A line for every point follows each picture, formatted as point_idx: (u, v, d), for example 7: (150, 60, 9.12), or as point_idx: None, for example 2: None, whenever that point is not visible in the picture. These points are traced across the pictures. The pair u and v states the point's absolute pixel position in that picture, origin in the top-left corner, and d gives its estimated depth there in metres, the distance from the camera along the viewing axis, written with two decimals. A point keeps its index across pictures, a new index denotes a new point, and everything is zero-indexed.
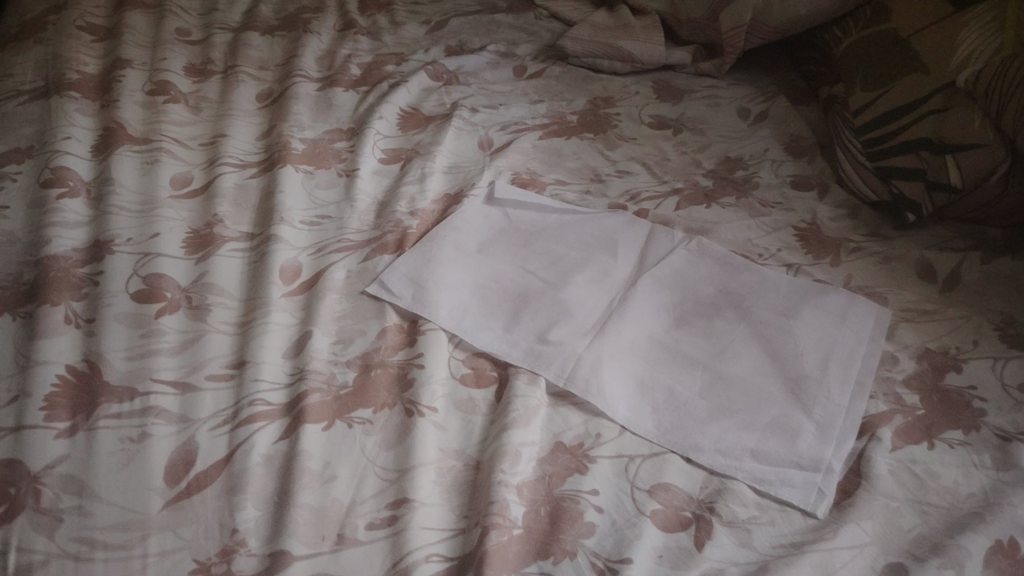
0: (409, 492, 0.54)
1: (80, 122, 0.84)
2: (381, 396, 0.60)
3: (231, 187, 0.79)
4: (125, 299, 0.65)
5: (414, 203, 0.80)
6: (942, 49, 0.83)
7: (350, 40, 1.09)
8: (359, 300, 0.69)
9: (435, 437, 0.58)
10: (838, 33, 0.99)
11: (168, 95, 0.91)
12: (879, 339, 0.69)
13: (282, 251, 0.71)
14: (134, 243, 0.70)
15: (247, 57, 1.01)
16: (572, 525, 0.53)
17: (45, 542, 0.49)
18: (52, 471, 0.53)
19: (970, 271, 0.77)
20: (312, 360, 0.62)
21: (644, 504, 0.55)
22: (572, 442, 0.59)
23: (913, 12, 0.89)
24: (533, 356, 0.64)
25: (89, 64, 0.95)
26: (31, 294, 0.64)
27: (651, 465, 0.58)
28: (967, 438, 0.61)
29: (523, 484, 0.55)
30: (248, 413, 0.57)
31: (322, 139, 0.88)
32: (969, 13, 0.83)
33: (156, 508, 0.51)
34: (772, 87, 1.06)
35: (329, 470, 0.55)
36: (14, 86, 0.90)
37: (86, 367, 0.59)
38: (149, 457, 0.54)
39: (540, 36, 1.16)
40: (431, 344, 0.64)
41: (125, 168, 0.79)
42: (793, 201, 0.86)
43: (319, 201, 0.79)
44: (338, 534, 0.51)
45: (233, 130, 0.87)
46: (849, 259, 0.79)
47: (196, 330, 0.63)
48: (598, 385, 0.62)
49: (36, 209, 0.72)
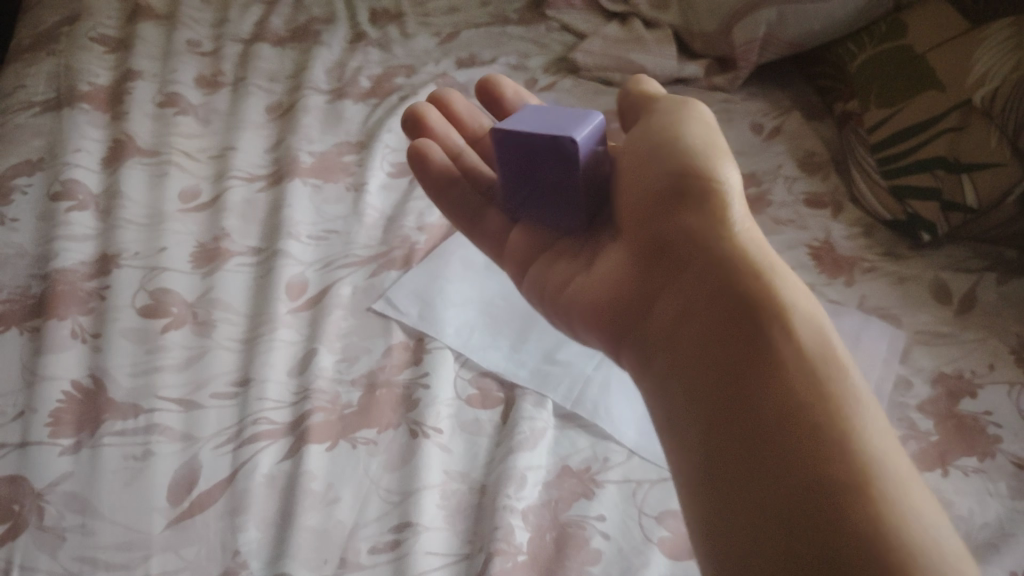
0: (413, 515, 0.53)
1: (91, 134, 0.85)
2: (386, 416, 0.60)
3: (239, 201, 0.79)
4: (132, 314, 0.65)
5: (422, 218, 0.80)
6: (958, 66, 0.81)
7: (361, 52, 1.09)
8: (365, 317, 0.68)
9: (440, 459, 0.57)
10: (852, 49, 0.98)
11: (178, 106, 0.91)
12: (893, 363, 0.68)
13: (289, 267, 0.71)
14: (141, 257, 0.70)
15: (258, 69, 1.01)
16: (578, 552, 0.52)
17: (48, 561, 0.49)
18: (55, 489, 0.52)
19: (986, 292, 0.76)
20: (317, 378, 0.61)
21: (652, 531, 0.54)
22: (579, 466, 0.58)
23: (929, 28, 0.88)
24: (540, 378, 0.64)
25: (101, 76, 0.95)
26: (39, 308, 0.64)
27: (660, 491, 0.57)
28: (982, 465, 0.60)
29: (529, 508, 0.55)
30: (252, 432, 0.57)
31: (331, 152, 0.88)
32: (986, 29, 0.81)
33: (159, 528, 0.51)
34: (786, 102, 1.05)
35: (333, 491, 0.54)
36: (26, 97, 0.90)
37: (91, 383, 0.59)
38: (152, 476, 0.54)
39: (551, 49, 1.16)
40: (437, 363, 0.64)
41: (134, 182, 0.79)
42: (806, 219, 0.85)
43: (327, 215, 0.79)
44: (341, 558, 0.51)
45: (242, 143, 0.87)
46: (863, 279, 0.78)
47: (202, 346, 0.63)
48: (606, 409, 0.62)
49: (45, 221, 0.73)
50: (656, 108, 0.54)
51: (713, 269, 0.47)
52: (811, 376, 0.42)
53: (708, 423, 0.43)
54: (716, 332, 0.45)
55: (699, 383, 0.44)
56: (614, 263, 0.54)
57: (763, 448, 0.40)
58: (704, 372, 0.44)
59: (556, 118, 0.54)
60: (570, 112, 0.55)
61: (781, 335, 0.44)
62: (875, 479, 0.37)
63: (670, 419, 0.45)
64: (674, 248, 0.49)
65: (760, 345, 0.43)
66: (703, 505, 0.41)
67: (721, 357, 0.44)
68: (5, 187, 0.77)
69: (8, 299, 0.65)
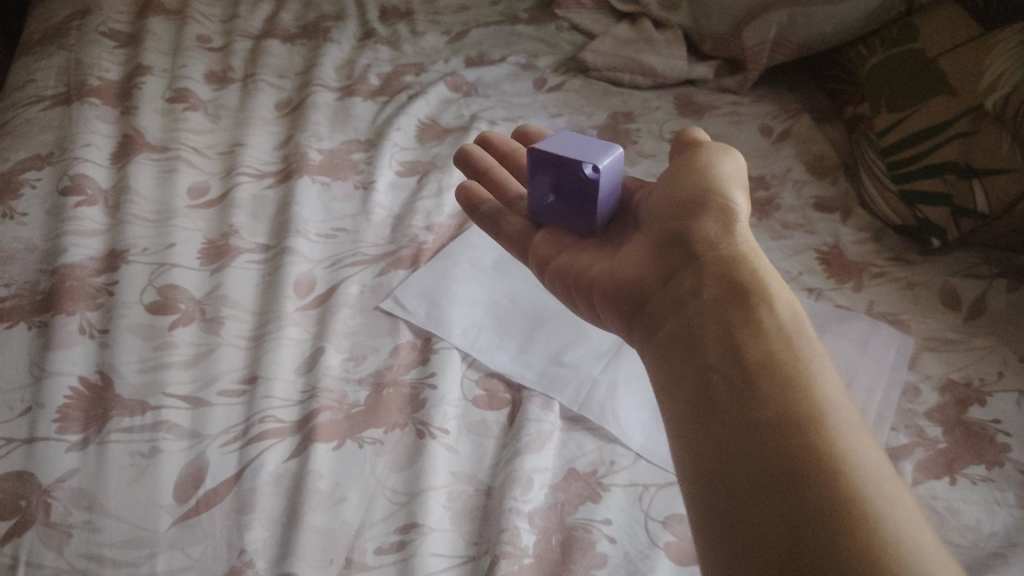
0: (419, 517, 0.53)
1: (100, 129, 0.85)
2: (392, 416, 0.60)
3: (248, 198, 0.79)
4: (140, 310, 0.65)
5: (430, 217, 0.80)
6: (971, 72, 0.82)
7: (370, 49, 1.09)
8: (373, 316, 0.68)
9: (446, 460, 0.57)
10: (863, 52, 0.97)
11: (188, 102, 0.91)
12: (901, 369, 0.67)
13: (296, 264, 0.71)
14: (149, 253, 0.70)
15: (267, 66, 1.01)
16: (584, 555, 0.52)
17: (54, 557, 0.49)
18: (62, 485, 0.52)
19: (996, 299, 0.75)
20: (324, 377, 0.61)
21: (658, 535, 0.54)
22: (585, 469, 0.58)
23: (940, 33, 0.88)
24: (547, 379, 0.64)
25: (111, 71, 0.95)
26: (47, 303, 0.64)
27: (666, 495, 0.57)
28: (990, 474, 0.59)
29: (535, 511, 0.55)
30: (259, 430, 0.57)
31: (339, 150, 0.88)
32: (998, 35, 0.81)
33: (165, 525, 0.51)
34: (796, 104, 1.05)
35: (339, 491, 0.54)
36: (36, 91, 0.90)
37: (99, 379, 0.59)
38: (159, 473, 0.54)
39: (561, 48, 1.15)
40: (444, 363, 0.64)
41: (143, 177, 0.79)
42: (815, 223, 0.85)
43: (335, 213, 0.79)
44: (346, 558, 0.51)
45: (251, 140, 0.87)
46: (872, 284, 0.77)
47: (209, 343, 0.63)
48: (613, 411, 0.62)
49: (54, 216, 0.73)
50: (701, 147, 0.57)
51: (729, 262, 0.48)
52: (807, 360, 0.42)
53: (701, 382, 0.43)
54: (723, 307, 0.46)
55: (699, 349, 0.45)
56: (624, 254, 0.56)
57: (749, 396, 0.40)
58: (699, 337, 0.45)
59: (580, 144, 0.60)
60: (595, 142, 0.61)
61: (784, 321, 0.45)
62: (852, 448, 0.37)
63: (665, 381, 0.46)
64: (693, 237, 0.50)
65: (763, 325, 0.44)
66: (685, 457, 0.41)
67: (721, 326, 0.45)
68: (15, 181, 0.77)
69: (16, 293, 0.65)
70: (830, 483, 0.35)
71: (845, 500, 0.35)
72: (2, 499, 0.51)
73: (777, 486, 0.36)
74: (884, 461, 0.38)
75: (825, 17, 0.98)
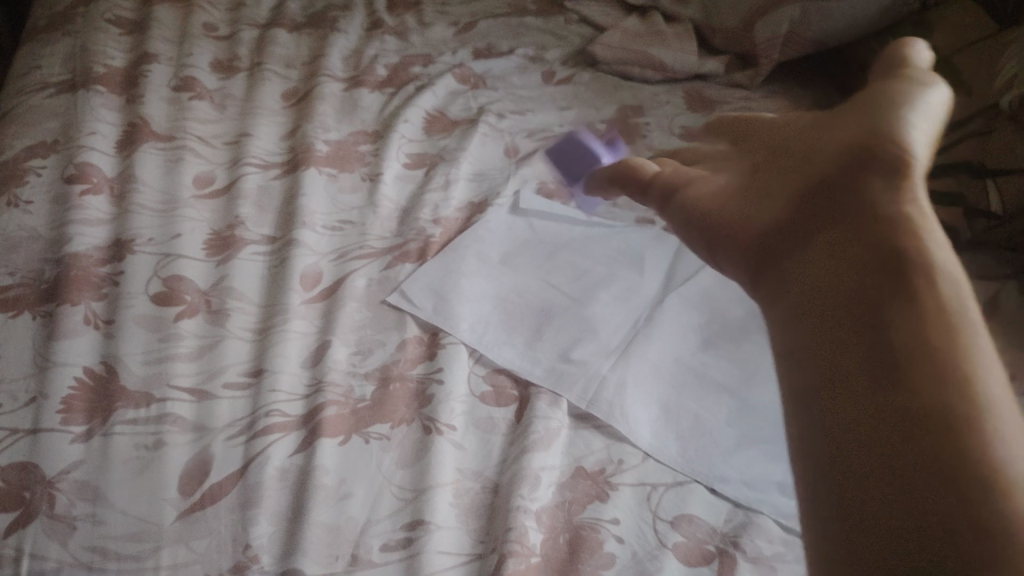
0: (425, 514, 0.52)
1: (105, 116, 0.84)
2: (399, 411, 0.59)
3: (254, 188, 0.78)
4: (145, 301, 0.64)
5: (438, 210, 0.79)
6: (979, 70, 0.79)
7: (378, 39, 1.08)
8: (379, 310, 0.68)
9: (453, 456, 0.57)
10: (874, 48, 0.96)
11: (194, 91, 0.90)
12: None
13: (303, 256, 0.71)
14: (155, 243, 0.70)
15: (274, 55, 1.00)
16: (591, 555, 0.52)
17: (58, 551, 0.48)
18: (66, 477, 0.52)
19: (1009, 301, 0.74)
20: (330, 371, 0.61)
21: (667, 536, 0.54)
22: (593, 467, 0.58)
23: (953, 29, 0.86)
24: (555, 375, 0.63)
25: (117, 58, 0.95)
26: (52, 292, 0.64)
27: (675, 495, 0.56)
28: None
29: (543, 509, 0.54)
30: (265, 424, 0.56)
31: (346, 142, 0.87)
32: (1012, 31, 0.79)
33: (170, 519, 0.50)
34: (806, 100, 1.04)
35: (345, 487, 0.54)
36: (41, 78, 0.90)
37: (104, 370, 0.59)
38: (163, 466, 0.53)
39: (570, 41, 1.14)
40: (451, 358, 0.63)
41: (148, 166, 0.78)
42: None
43: (342, 206, 0.79)
44: (352, 555, 0.50)
45: (257, 130, 0.86)
46: None
47: (215, 335, 0.63)
48: (622, 408, 0.61)
49: (59, 204, 0.72)
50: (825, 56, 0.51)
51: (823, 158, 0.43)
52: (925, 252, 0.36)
53: (812, 318, 0.40)
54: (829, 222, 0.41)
55: (800, 290, 0.42)
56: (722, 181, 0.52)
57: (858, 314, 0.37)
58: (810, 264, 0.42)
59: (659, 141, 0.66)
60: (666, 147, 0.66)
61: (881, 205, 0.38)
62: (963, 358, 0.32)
63: (777, 320, 0.43)
64: (796, 150, 0.46)
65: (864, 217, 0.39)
66: (798, 401, 0.39)
67: (829, 242, 0.41)
68: (19, 168, 0.76)
69: (20, 282, 0.65)
70: (938, 401, 0.31)
71: (947, 417, 0.31)
72: (5, 490, 0.51)
73: (885, 417, 0.33)
74: (999, 373, 0.32)
75: (839, 13, 0.96)
